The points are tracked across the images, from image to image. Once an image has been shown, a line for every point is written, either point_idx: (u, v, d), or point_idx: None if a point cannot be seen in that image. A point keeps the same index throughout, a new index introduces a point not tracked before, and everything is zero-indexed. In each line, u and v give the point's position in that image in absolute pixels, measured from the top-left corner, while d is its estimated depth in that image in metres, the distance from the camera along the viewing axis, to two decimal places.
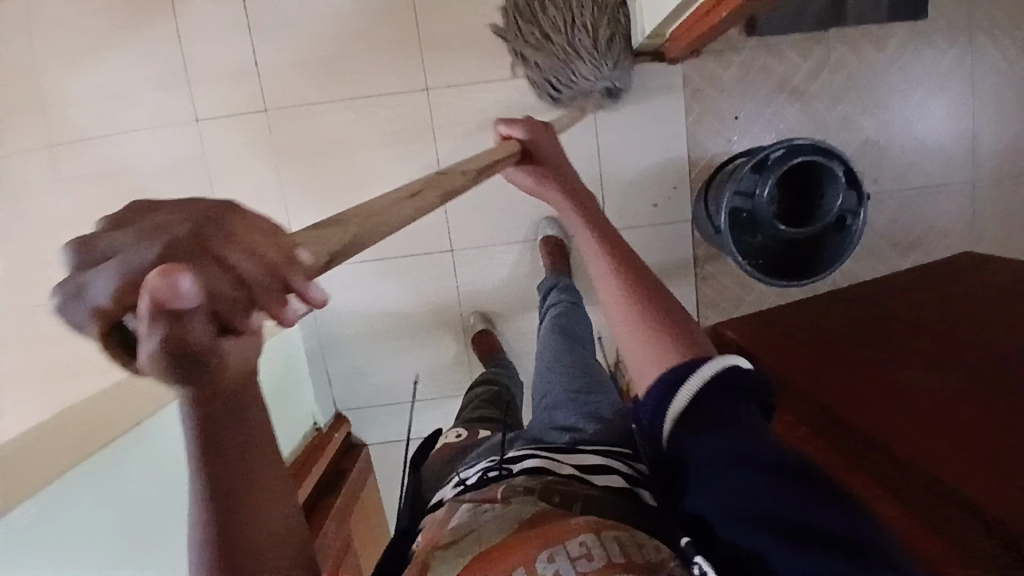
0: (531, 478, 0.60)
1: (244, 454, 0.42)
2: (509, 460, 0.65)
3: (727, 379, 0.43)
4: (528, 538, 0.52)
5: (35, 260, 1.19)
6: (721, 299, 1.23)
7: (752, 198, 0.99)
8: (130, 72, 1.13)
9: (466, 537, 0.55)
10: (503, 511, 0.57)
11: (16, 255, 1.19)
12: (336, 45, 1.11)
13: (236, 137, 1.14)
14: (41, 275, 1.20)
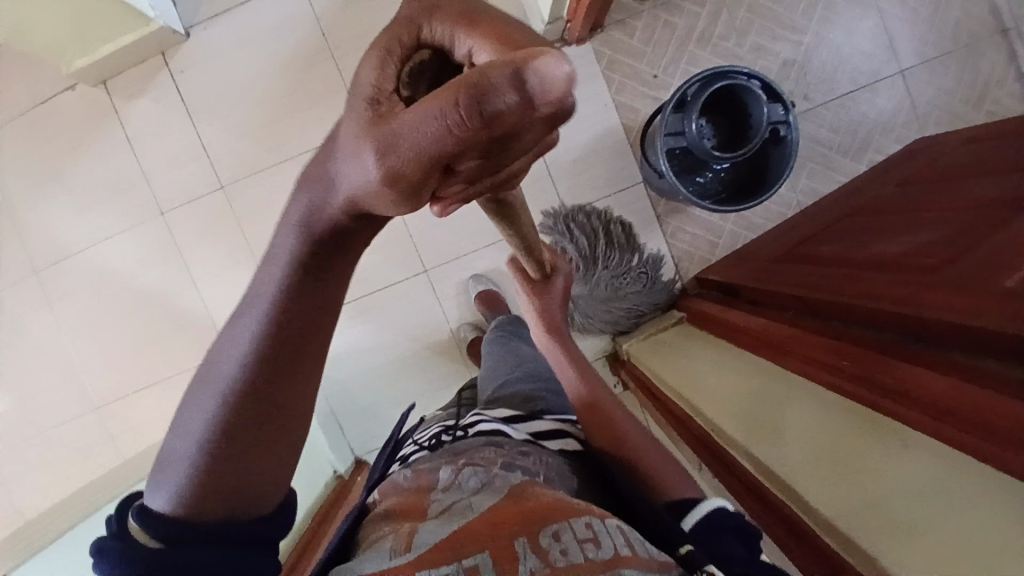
0: (496, 444, 0.65)
1: (317, 305, 0.36)
2: (466, 425, 0.71)
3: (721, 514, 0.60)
4: (507, 515, 0.47)
5: (38, 383, 1.24)
6: (698, 249, 1.23)
7: (684, 135, 1.02)
8: (95, 188, 1.21)
9: (459, 504, 0.51)
10: (492, 485, 0.54)
11: (21, 384, 1.25)
12: (273, 111, 1.19)
13: (202, 219, 1.21)
14: (46, 397, 1.24)
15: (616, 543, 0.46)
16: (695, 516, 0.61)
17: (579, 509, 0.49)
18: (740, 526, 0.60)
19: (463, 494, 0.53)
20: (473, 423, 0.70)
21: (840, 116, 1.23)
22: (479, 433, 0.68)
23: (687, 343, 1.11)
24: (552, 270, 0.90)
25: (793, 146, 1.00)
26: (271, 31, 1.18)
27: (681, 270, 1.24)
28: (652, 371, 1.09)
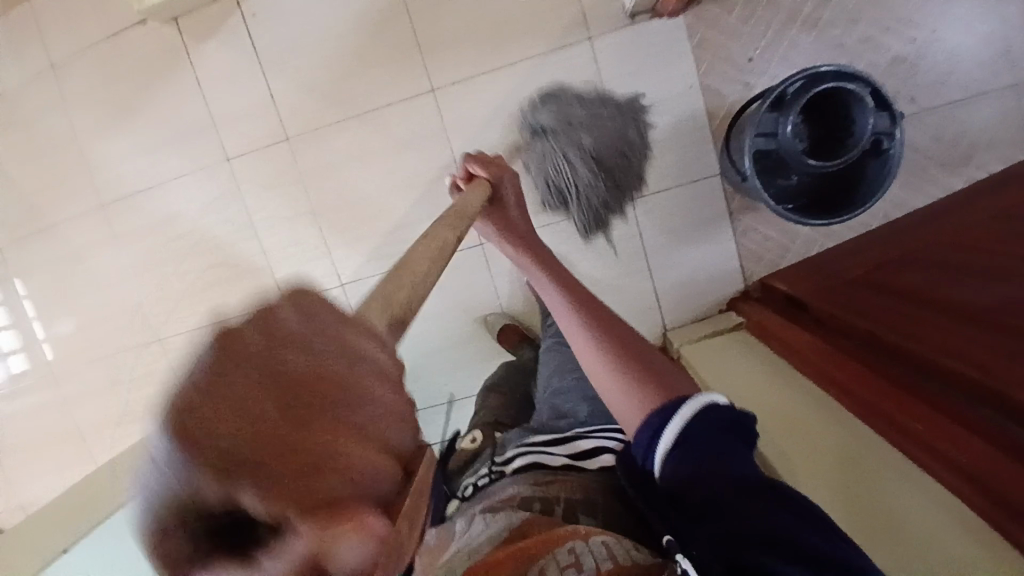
0: (529, 474, 0.71)
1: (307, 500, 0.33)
2: (508, 459, 0.78)
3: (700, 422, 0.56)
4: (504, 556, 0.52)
5: (108, 314, 1.31)
6: (767, 251, 1.17)
7: (775, 137, 0.94)
8: (165, 128, 1.22)
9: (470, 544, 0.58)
10: (498, 525, 0.59)
11: (93, 313, 1.31)
12: (341, 65, 1.15)
13: (265, 169, 1.21)
14: (115, 327, 1.31)
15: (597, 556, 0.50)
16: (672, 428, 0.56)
17: (564, 535, 0.54)
18: (721, 420, 0.56)
19: (476, 538, 0.59)
20: (511, 457, 0.77)
21: (951, 121, 1.11)
22: (518, 467, 0.75)
23: (744, 358, 1.06)
24: (494, 178, 0.94)
25: (894, 161, 0.92)
26: None
27: (745, 269, 1.19)
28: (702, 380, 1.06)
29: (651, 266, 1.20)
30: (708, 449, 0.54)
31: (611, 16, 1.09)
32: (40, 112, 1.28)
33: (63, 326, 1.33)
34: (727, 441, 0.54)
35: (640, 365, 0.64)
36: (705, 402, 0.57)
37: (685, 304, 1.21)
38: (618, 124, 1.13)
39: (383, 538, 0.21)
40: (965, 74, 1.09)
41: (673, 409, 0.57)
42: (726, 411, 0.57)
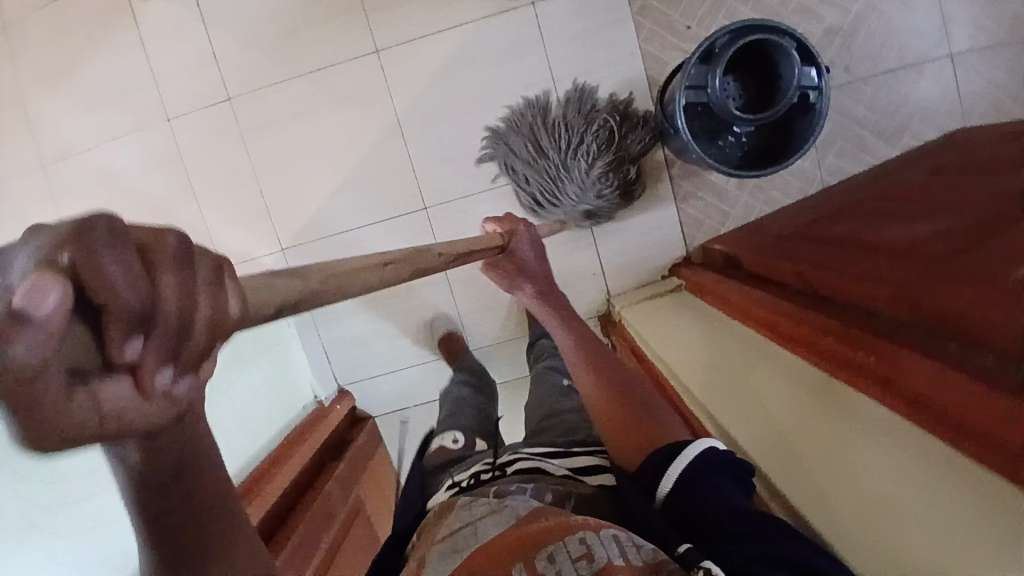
0: (526, 481, 0.62)
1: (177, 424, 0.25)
2: (503, 463, 0.69)
3: (710, 459, 0.59)
4: (512, 543, 0.47)
5: None
6: (706, 215, 1.17)
7: (704, 91, 0.96)
8: (107, 86, 1.20)
9: (463, 536, 0.51)
10: (501, 511, 0.54)
11: None
12: (286, 24, 1.15)
13: (207, 129, 1.19)
14: None
15: (613, 553, 0.45)
16: (674, 472, 0.59)
17: (579, 521, 0.48)
18: (720, 463, 0.59)
19: (473, 530, 0.52)
20: (510, 459, 0.69)
21: (882, 92, 1.15)
22: (514, 470, 0.67)
23: (690, 318, 1.04)
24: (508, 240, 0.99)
25: (821, 114, 0.95)
26: None
27: (686, 235, 1.19)
28: (659, 360, 0.98)
29: (596, 234, 1.19)
30: (703, 497, 0.56)
31: None
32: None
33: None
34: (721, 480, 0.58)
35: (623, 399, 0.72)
36: (699, 451, 0.60)
37: (632, 270, 1.21)
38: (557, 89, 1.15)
39: (70, 297, 0.17)
40: (895, 48, 1.13)
41: (672, 454, 0.60)
42: (727, 452, 0.60)
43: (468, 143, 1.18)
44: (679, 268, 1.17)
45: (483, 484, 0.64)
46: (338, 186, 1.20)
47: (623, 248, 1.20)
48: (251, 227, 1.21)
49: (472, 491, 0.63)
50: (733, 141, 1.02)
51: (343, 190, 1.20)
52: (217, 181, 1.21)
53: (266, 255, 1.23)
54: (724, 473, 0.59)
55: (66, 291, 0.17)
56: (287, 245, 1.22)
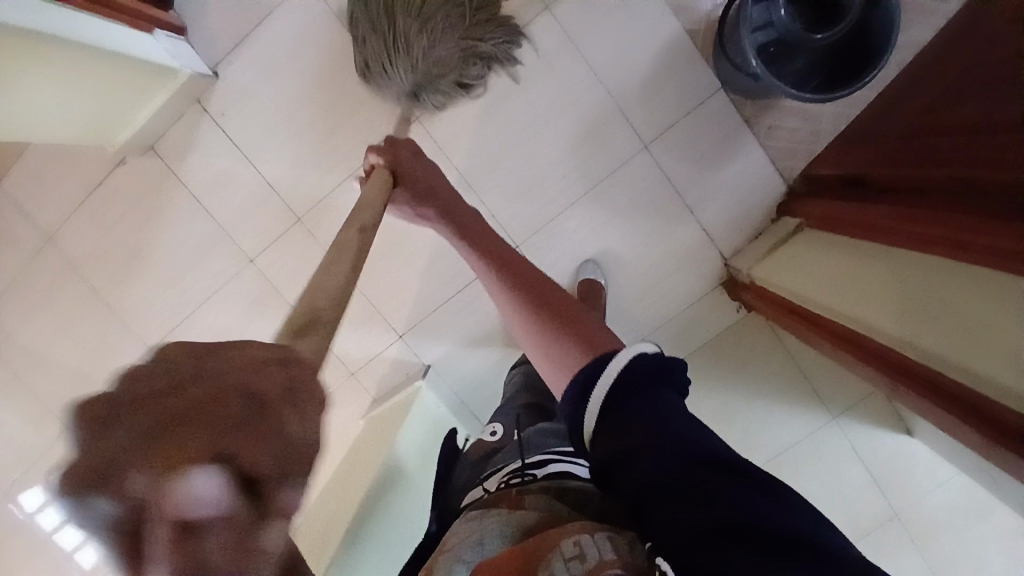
0: (550, 483, 0.63)
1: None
2: (533, 464, 0.68)
3: (639, 366, 0.55)
4: (512, 555, 0.52)
5: None
6: (796, 142, 1.12)
7: (771, 26, 0.93)
8: (179, 254, 1.22)
9: (472, 538, 0.57)
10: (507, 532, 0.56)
11: None
12: (323, 129, 1.15)
13: (289, 257, 1.20)
14: None
15: (604, 551, 0.48)
16: (601, 393, 0.54)
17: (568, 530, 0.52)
18: (648, 372, 0.55)
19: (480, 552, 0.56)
20: (537, 461, 0.68)
21: None
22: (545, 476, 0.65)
23: (818, 254, 1.01)
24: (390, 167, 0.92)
25: None
26: (294, 46, 1.12)
27: (780, 170, 1.14)
28: (787, 292, 1.00)
29: (690, 202, 1.15)
30: (653, 437, 0.50)
31: None
32: (46, 288, 1.26)
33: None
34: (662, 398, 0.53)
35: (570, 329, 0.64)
36: (624, 364, 0.55)
37: (739, 224, 1.16)
38: (601, 80, 1.11)
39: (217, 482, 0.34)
40: None
41: (595, 376, 0.56)
42: (653, 360, 0.56)
43: (535, 168, 1.15)
44: (789, 206, 1.12)
45: (507, 489, 0.65)
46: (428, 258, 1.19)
47: (722, 206, 1.15)
48: (363, 326, 1.22)
49: (491, 495, 0.65)
50: (807, 66, 0.96)
51: (434, 259, 1.19)
52: None
53: (387, 347, 1.23)
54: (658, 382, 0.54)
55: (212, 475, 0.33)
56: (403, 331, 1.22)
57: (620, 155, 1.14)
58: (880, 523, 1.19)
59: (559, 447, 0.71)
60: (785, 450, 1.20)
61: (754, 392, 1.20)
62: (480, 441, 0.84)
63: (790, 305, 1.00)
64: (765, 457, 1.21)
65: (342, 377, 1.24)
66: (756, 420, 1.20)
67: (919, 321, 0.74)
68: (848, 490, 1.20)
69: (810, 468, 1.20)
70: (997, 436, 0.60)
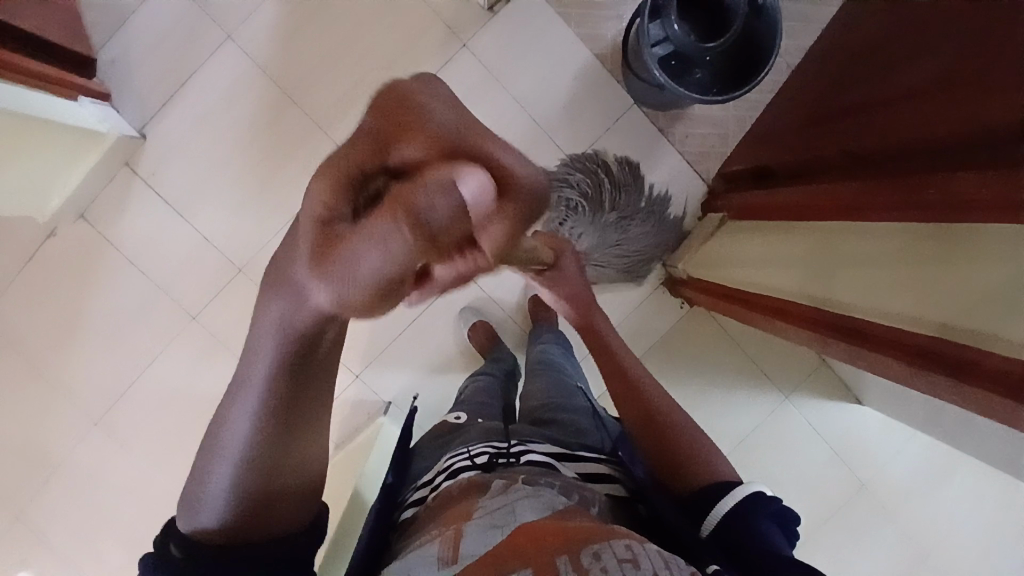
0: (549, 475, 0.65)
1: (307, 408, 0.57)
2: (516, 451, 0.71)
3: (759, 498, 0.66)
4: (555, 531, 0.50)
5: (132, 529, 1.21)
6: (710, 145, 1.21)
7: (668, 41, 1.02)
8: (119, 319, 1.18)
9: (501, 512, 0.55)
10: (540, 500, 0.57)
11: (116, 536, 1.20)
12: (260, 177, 1.16)
13: (235, 308, 1.18)
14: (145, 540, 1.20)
15: (657, 566, 0.48)
16: (720, 509, 0.66)
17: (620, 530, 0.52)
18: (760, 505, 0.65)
19: (514, 513, 0.55)
20: (524, 449, 0.71)
21: None
22: (529, 462, 0.68)
23: (742, 241, 1.09)
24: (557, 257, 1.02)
25: (775, 14, 0.99)
26: (226, 101, 1.15)
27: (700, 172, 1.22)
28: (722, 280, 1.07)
29: None
30: (752, 542, 0.61)
31: (474, 18, 1.16)
32: None
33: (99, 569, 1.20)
34: (765, 519, 0.64)
35: (685, 443, 0.75)
36: (751, 493, 0.66)
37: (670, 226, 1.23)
38: (524, 105, 1.18)
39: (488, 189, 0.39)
40: None
41: (724, 491, 0.67)
42: (773, 501, 0.66)
43: None
44: (712, 203, 1.20)
45: (503, 470, 0.66)
46: None
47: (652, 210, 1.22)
48: None
49: (495, 473, 0.65)
50: (704, 75, 1.05)
51: None
52: None
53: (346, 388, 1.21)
54: (768, 504, 0.66)
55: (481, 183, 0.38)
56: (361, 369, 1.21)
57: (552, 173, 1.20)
58: (846, 496, 1.23)
59: (540, 441, 0.74)
60: (747, 436, 1.24)
61: (710, 384, 1.24)
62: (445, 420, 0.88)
63: (725, 292, 1.06)
64: (730, 446, 1.24)
65: None
66: (716, 412, 1.24)
67: (836, 278, 0.82)
68: (811, 467, 1.24)
69: (773, 451, 1.24)
70: (920, 363, 0.65)
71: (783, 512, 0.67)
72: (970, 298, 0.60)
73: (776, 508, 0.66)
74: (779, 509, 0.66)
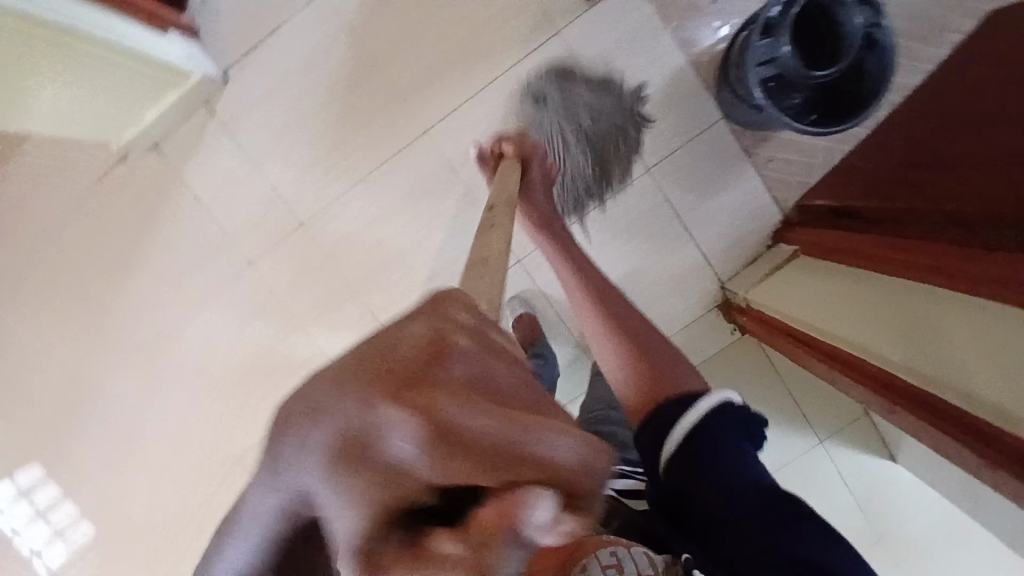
0: None
1: None
2: None
3: (722, 414, 0.69)
4: None
5: (162, 457, 1.25)
6: (791, 173, 1.16)
7: (775, 62, 0.97)
8: (178, 255, 1.20)
9: None
10: None
11: (147, 460, 1.25)
12: (333, 137, 1.16)
13: (288, 263, 1.19)
14: (172, 470, 1.25)
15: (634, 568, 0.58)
16: (686, 423, 0.69)
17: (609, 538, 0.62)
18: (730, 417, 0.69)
19: None
20: None
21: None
22: None
23: (813, 279, 1.05)
24: (525, 166, 0.97)
25: (891, 50, 0.94)
26: (311, 55, 1.13)
27: (776, 200, 1.18)
28: (782, 316, 1.04)
29: (689, 227, 1.19)
30: (724, 454, 0.67)
31: (572, 6, 1.12)
32: (36, 282, 1.23)
33: (128, 492, 1.25)
34: (729, 435, 0.68)
35: (654, 361, 0.79)
36: (712, 404, 0.70)
37: (735, 249, 1.20)
38: (608, 103, 1.15)
39: (547, 502, 0.26)
40: None
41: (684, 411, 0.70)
42: (740, 410, 0.70)
43: None
44: (783, 233, 1.16)
45: None
46: (431, 269, 1.19)
47: (719, 231, 1.19)
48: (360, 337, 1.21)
49: None
50: (802, 100, 1.01)
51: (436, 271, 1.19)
52: (310, 308, 1.20)
53: None
54: (729, 421, 0.69)
55: (546, 503, 0.26)
56: None
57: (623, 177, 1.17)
58: (862, 546, 1.22)
59: None
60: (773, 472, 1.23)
61: None
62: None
63: (783, 329, 1.04)
64: None
65: None
66: None
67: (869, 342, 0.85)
68: (832, 514, 1.22)
69: (796, 490, 1.23)
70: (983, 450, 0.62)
71: (748, 420, 0.71)
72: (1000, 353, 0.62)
73: (741, 419, 0.70)
74: (744, 419, 0.70)
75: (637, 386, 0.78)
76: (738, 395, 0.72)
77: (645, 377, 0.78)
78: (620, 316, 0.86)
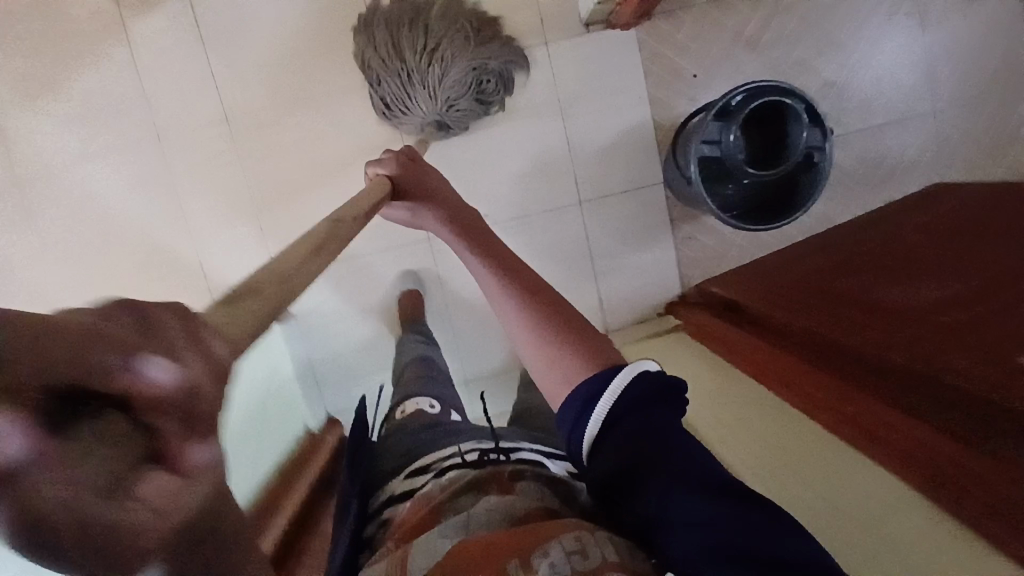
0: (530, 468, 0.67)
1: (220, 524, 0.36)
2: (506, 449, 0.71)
3: (643, 387, 0.54)
4: (509, 539, 0.49)
5: None
6: (704, 256, 1.21)
7: (719, 146, 1.02)
8: (87, 100, 1.12)
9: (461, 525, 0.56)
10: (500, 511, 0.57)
11: None
12: (293, 49, 1.12)
13: (203, 152, 1.14)
14: None
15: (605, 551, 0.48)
16: (603, 408, 0.54)
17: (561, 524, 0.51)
18: (652, 392, 0.54)
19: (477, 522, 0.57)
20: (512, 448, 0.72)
21: (875, 153, 1.21)
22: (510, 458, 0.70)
23: (684, 354, 1.10)
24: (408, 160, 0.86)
25: (822, 175, 0.99)
26: None
27: (682, 275, 1.22)
28: None
29: (597, 269, 1.21)
30: (646, 432, 0.52)
31: (568, 24, 1.14)
32: None
33: None
34: (654, 419, 0.53)
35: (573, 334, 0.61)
36: (627, 383, 0.54)
37: (631, 306, 1.23)
38: (566, 126, 1.17)
39: (158, 362, 0.23)
40: (891, 111, 1.20)
41: (603, 386, 0.55)
42: (659, 378, 0.55)
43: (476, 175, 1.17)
44: (676, 308, 1.21)
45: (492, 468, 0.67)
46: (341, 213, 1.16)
47: (623, 283, 1.22)
48: (244, 251, 1.16)
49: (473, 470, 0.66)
50: (735, 192, 1.05)
51: None
52: (213, 206, 1.15)
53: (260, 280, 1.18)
54: (653, 399, 0.54)
55: (160, 361, 0.23)
56: None
57: (555, 199, 1.19)
58: None
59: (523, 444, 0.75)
60: None
61: None
62: (418, 408, 0.88)
63: None
64: None
65: (201, 291, 1.18)
66: None
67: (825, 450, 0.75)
68: None
69: None
70: None
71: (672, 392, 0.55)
72: (879, 532, 0.60)
73: (652, 393, 0.54)
74: (658, 388, 0.54)
75: (553, 367, 0.59)
76: (657, 362, 0.57)
77: (565, 351, 0.60)
78: (532, 279, 0.67)
